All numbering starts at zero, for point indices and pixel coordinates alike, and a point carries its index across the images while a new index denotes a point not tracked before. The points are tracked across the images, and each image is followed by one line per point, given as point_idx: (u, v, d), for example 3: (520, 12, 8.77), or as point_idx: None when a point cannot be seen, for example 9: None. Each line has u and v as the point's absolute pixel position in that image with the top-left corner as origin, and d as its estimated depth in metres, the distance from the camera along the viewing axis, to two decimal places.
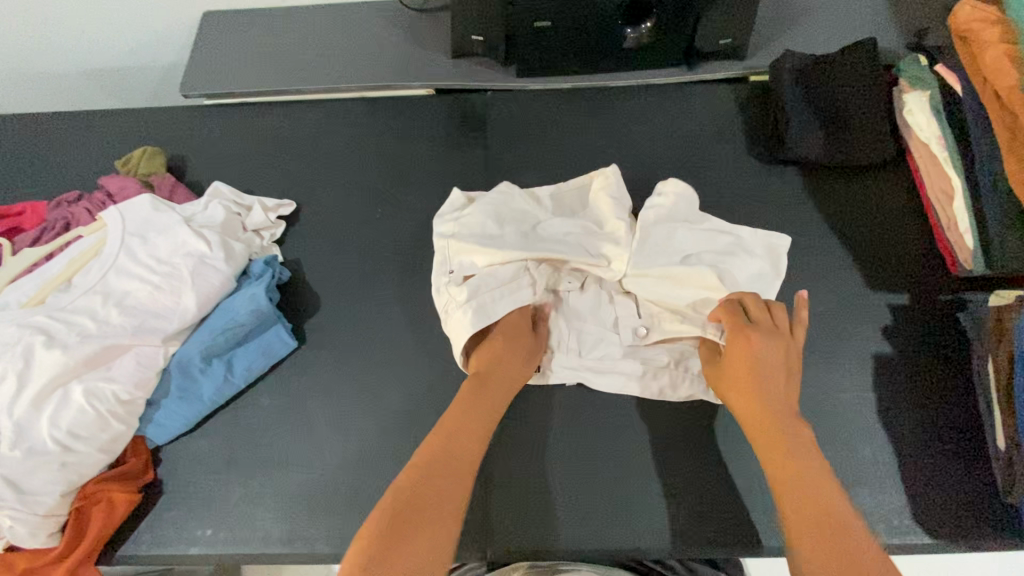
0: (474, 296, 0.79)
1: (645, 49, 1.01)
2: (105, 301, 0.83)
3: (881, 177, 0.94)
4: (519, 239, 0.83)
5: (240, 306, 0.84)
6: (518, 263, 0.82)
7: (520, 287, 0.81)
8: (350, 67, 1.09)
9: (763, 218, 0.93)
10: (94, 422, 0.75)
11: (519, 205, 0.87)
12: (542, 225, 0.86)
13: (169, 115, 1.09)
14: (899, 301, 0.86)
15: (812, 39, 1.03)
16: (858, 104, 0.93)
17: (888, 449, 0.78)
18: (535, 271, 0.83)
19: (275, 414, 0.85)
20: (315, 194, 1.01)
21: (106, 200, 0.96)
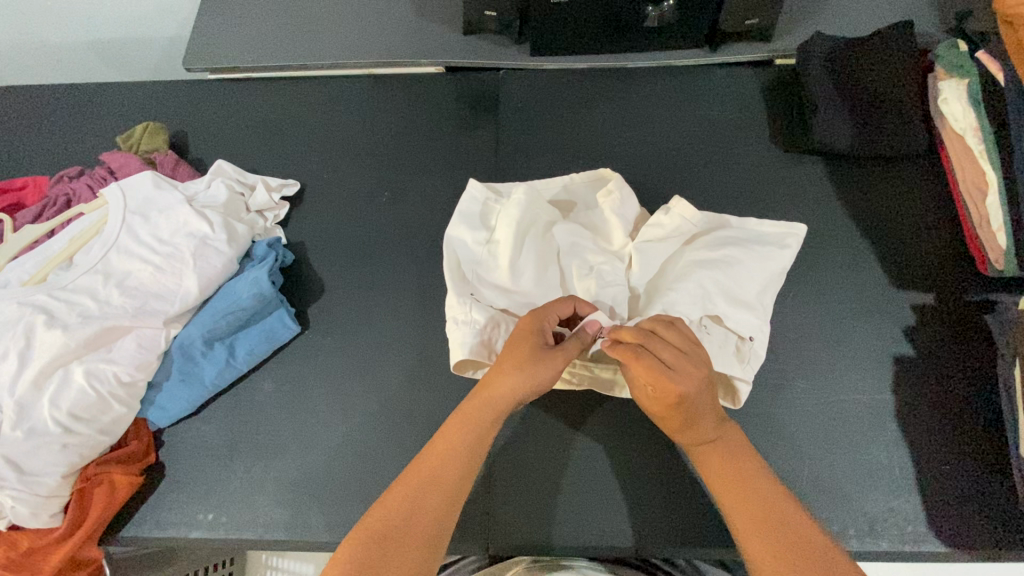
0: (489, 320, 0.75)
1: (667, 29, 0.96)
2: (106, 281, 0.82)
3: (911, 169, 0.90)
4: (525, 244, 0.81)
5: (241, 290, 0.82)
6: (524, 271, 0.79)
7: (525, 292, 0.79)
8: (358, 41, 1.05)
9: (784, 210, 0.90)
10: (95, 404, 0.74)
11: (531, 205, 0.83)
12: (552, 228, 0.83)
13: (172, 89, 1.07)
14: (923, 301, 0.83)
15: (844, 21, 0.97)
16: (889, 93, 0.88)
17: (904, 454, 0.76)
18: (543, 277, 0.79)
19: (277, 400, 0.84)
20: (320, 174, 0.98)
21: (107, 176, 0.94)
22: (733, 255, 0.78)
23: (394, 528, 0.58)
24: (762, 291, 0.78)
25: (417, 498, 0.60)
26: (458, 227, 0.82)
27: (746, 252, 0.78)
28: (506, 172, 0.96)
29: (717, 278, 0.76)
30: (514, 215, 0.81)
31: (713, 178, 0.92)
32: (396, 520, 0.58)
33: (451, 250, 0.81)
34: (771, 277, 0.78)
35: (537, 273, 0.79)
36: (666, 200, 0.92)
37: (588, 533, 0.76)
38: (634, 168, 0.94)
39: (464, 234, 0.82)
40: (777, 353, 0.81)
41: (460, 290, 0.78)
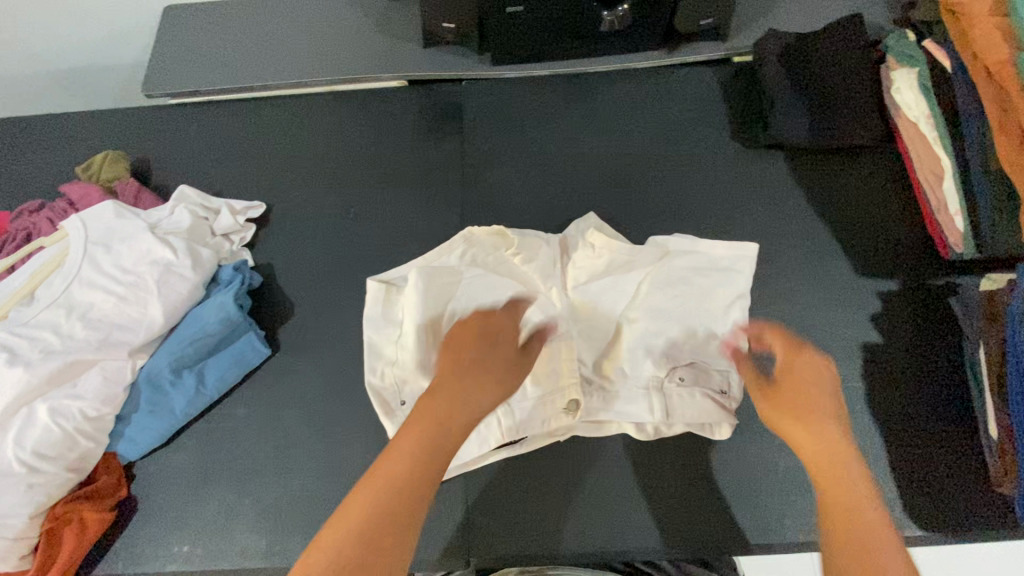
0: None
1: (623, 33, 0.97)
2: (69, 314, 0.81)
3: (869, 158, 0.91)
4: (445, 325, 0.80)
5: (209, 315, 0.81)
6: None
7: None
8: (319, 58, 1.04)
9: (750, 205, 0.90)
10: (62, 441, 0.73)
11: (436, 280, 0.82)
12: (467, 297, 0.82)
13: (133, 115, 1.05)
14: (888, 288, 0.84)
15: (796, 16, 0.99)
16: (842, 85, 0.90)
17: (877, 441, 0.76)
18: None
19: (251, 425, 0.82)
20: (286, 194, 0.97)
21: (68, 208, 0.93)
22: (683, 290, 0.81)
23: (385, 529, 0.51)
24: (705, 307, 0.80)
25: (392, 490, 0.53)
26: (374, 332, 0.82)
27: (701, 285, 0.81)
28: (472, 183, 0.96)
29: (662, 303, 0.81)
30: (419, 304, 0.80)
31: (678, 178, 0.93)
32: (380, 539, 0.50)
33: (377, 364, 0.81)
34: (737, 304, 0.79)
35: None
36: (632, 201, 0.92)
37: (570, 540, 0.75)
38: (599, 172, 0.95)
39: (380, 337, 0.82)
40: None
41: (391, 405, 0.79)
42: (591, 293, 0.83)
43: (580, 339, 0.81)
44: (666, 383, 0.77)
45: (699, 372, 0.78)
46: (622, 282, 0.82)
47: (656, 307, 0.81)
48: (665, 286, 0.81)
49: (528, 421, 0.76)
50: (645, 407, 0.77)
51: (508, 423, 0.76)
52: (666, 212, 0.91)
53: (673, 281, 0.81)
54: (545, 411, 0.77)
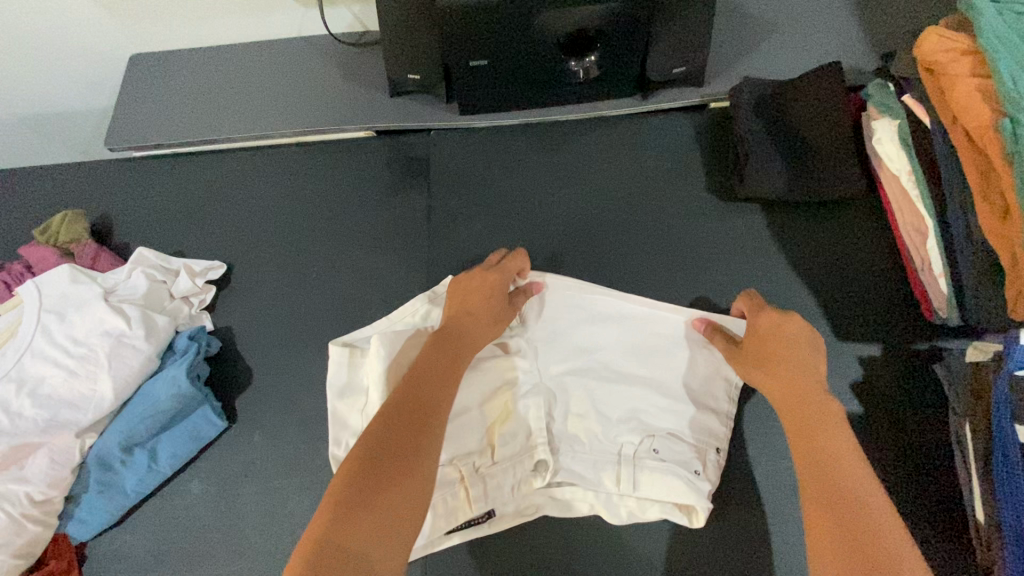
0: None
1: (594, 82, 0.94)
2: (19, 390, 0.78)
3: (850, 212, 0.87)
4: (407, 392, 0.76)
5: (159, 390, 0.78)
6: None
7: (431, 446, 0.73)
8: (284, 109, 1.02)
9: (725, 262, 0.87)
10: (6, 528, 0.71)
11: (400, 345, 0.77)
12: None
13: (96, 169, 1.04)
14: (870, 352, 0.80)
15: (773, 60, 0.96)
16: (819, 136, 0.87)
17: None
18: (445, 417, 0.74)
19: (206, 502, 0.80)
20: (249, 252, 0.95)
21: (25, 272, 0.91)
22: (655, 358, 0.80)
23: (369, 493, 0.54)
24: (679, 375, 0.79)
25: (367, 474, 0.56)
26: (338, 398, 0.78)
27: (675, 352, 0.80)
28: (439, 239, 0.93)
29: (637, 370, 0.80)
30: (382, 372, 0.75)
31: (651, 233, 0.90)
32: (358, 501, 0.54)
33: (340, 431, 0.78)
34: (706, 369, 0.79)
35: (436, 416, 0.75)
36: (603, 258, 0.89)
37: None
38: (570, 226, 0.91)
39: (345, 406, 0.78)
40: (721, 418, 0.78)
41: None
42: (563, 356, 0.81)
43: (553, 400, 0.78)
44: (640, 453, 0.74)
45: (675, 442, 0.75)
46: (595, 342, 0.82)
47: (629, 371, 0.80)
48: (638, 349, 0.81)
49: (498, 488, 0.73)
50: (616, 477, 0.73)
51: (474, 494, 0.72)
52: (639, 269, 0.88)
53: (647, 348, 0.81)
54: (514, 477, 0.73)
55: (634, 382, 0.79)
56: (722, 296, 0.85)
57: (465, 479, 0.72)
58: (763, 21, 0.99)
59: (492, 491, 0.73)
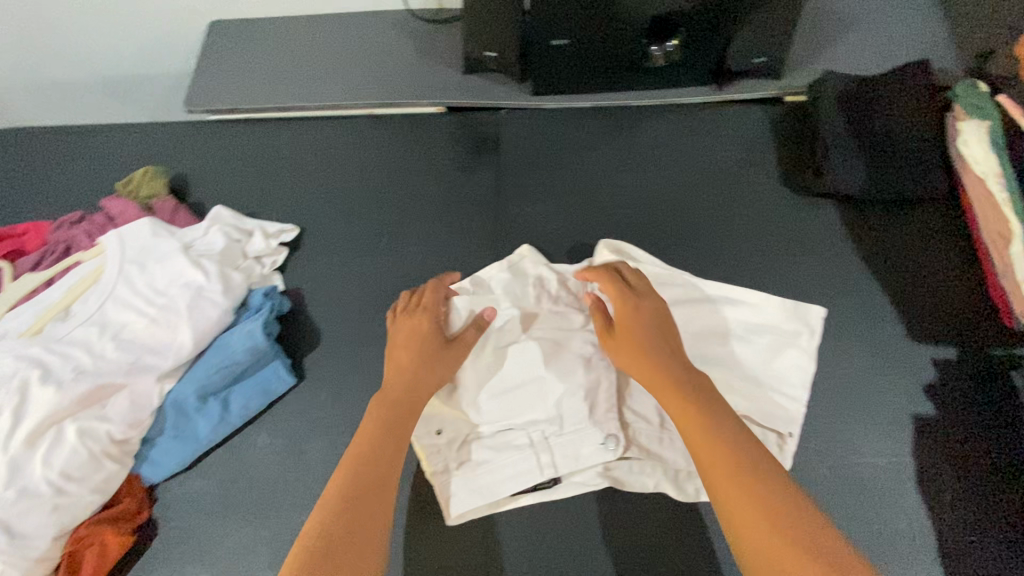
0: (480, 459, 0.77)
1: (672, 68, 0.94)
2: (102, 333, 0.81)
3: (930, 214, 0.86)
4: (483, 360, 0.81)
5: (234, 344, 0.80)
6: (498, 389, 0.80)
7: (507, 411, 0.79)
8: (358, 81, 1.04)
9: (796, 256, 0.86)
10: (87, 463, 0.74)
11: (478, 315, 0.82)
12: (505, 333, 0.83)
13: (175, 131, 1.07)
14: (944, 356, 0.79)
15: (855, 55, 0.94)
16: (900, 137, 0.86)
17: (926, 522, 0.71)
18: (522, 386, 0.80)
19: (272, 455, 0.82)
20: (320, 218, 0.97)
21: (107, 223, 0.94)
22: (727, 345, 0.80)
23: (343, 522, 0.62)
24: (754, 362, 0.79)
25: (359, 522, 0.62)
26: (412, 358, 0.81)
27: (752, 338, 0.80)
28: (508, 216, 0.93)
29: (710, 353, 0.80)
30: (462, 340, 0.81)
31: (721, 222, 0.89)
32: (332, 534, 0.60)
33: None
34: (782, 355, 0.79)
35: (511, 384, 0.80)
36: (672, 244, 0.89)
37: None
38: (639, 210, 0.91)
39: None
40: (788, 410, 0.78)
41: (425, 435, 0.78)
42: None
43: (619, 376, 0.81)
44: None
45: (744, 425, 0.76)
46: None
47: (701, 352, 0.80)
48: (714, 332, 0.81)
49: (567, 458, 0.76)
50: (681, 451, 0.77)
51: (544, 459, 0.76)
52: (707, 256, 0.87)
53: (720, 330, 0.81)
54: (581, 448, 0.77)
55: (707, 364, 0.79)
56: (793, 289, 0.84)
57: (535, 445, 0.77)
58: (846, 17, 0.98)
59: (561, 460, 0.76)
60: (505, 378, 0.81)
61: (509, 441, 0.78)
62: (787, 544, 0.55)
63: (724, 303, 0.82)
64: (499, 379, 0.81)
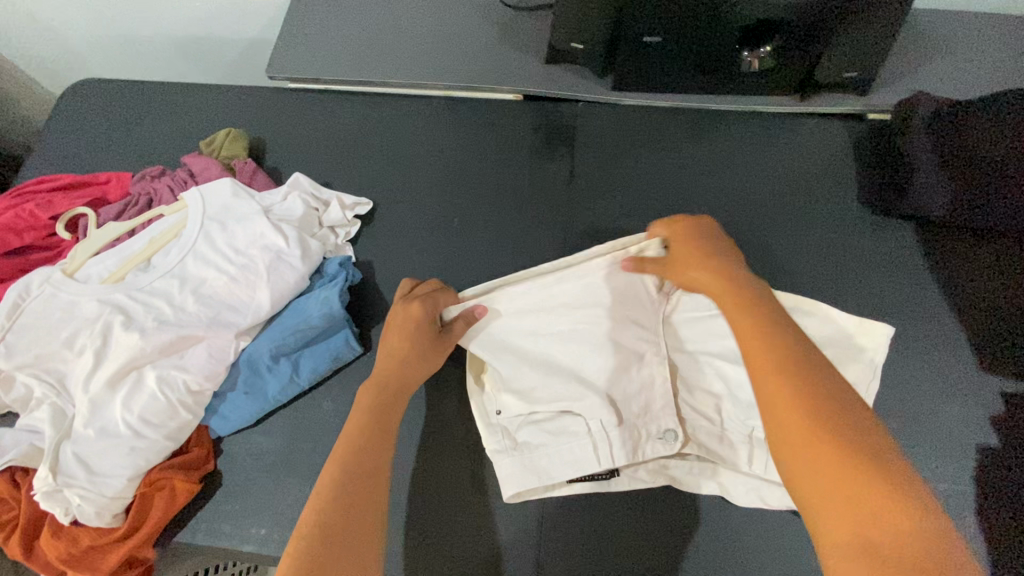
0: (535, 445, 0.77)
1: (758, 76, 0.94)
2: (182, 287, 0.83)
3: (1013, 245, 0.85)
4: (543, 347, 0.81)
5: (310, 308, 0.83)
6: (558, 376, 0.79)
7: (565, 398, 0.78)
8: (440, 61, 1.05)
9: (871, 274, 0.86)
10: (164, 410, 0.76)
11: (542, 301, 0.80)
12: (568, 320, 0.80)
13: (256, 96, 1.09)
14: (1014, 389, 0.78)
15: (946, 79, 0.93)
16: (994, 161, 0.83)
17: (985, 552, 0.71)
18: (581, 374, 0.79)
19: (336, 421, 0.84)
20: (393, 194, 0.98)
21: (188, 179, 0.96)
22: None
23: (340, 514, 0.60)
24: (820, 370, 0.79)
25: (352, 505, 0.61)
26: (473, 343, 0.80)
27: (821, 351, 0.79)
28: (580, 208, 0.94)
29: None
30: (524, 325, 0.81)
31: (794, 233, 0.89)
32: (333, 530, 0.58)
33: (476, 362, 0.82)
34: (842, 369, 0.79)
35: (570, 371, 0.79)
36: (744, 251, 0.89)
37: None
38: (712, 214, 0.91)
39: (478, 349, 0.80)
40: None
41: (485, 418, 0.80)
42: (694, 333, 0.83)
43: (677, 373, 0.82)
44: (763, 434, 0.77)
45: None
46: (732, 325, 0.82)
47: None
48: None
49: (628, 449, 0.75)
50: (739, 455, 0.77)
51: (603, 451, 0.75)
52: (779, 267, 0.87)
53: None
54: (642, 441, 0.76)
55: None
56: (863, 307, 0.84)
57: (595, 437, 0.75)
58: (939, 39, 0.96)
59: (621, 454, 0.75)
60: (565, 365, 0.80)
61: (567, 429, 0.77)
62: (846, 455, 0.47)
63: (794, 311, 0.81)
64: (558, 366, 0.80)
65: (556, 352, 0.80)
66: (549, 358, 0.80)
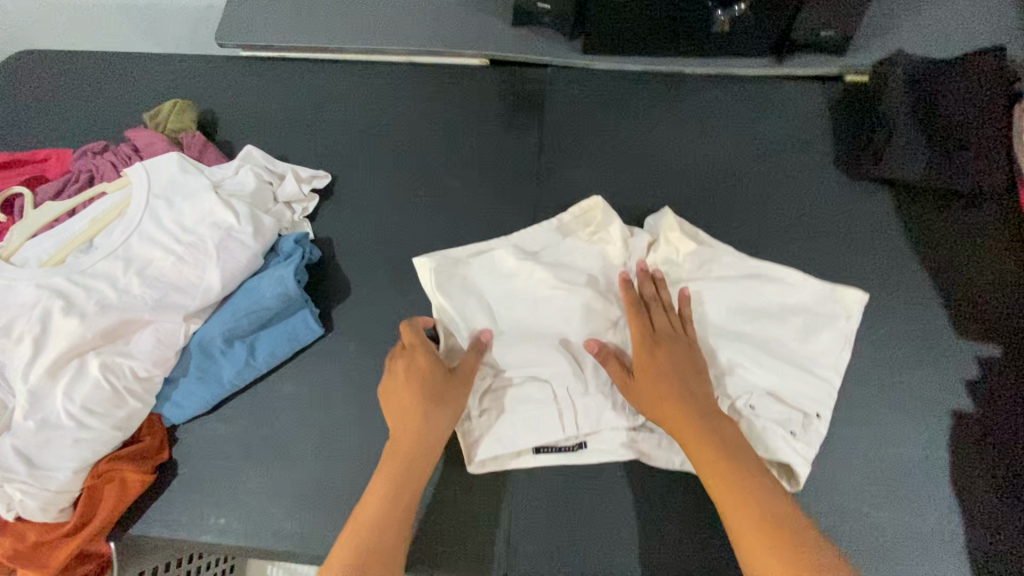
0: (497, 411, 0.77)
1: (732, 35, 0.89)
2: (127, 268, 0.78)
3: (989, 208, 0.83)
4: (510, 313, 0.80)
5: (265, 287, 0.78)
6: (523, 342, 0.79)
7: (529, 364, 0.78)
8: (399, 25, 0.99)
9: (847, 241, 0.83)
10: (109, 399, 0.72)
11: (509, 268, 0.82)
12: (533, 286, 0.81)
13: (205, 65, 1.02)
14: (988, 354, 0.77)
15: (925, 37, 0.90)
16: (968, 124, 0.82)
17: (957, 518, 0.71)
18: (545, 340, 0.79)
19: (296, 405, 0.80)
20: (353, 167, 0.93)
21: (132, 155, 0.90)
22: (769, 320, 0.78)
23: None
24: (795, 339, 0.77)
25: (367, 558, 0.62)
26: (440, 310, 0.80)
27: (795, 318, 0.77)
28: (548, 178, 0.90)
29: (745, 326, 0.78)
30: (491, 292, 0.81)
31: (769, 200, 0.86)
32: None
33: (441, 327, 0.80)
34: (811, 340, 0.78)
35: (535, 335, 0.79)
36: (717, 219, 0.86)
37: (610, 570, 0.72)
38: (685, 182, 0.88)
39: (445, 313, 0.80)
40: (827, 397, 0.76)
41: None
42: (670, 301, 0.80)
43: None
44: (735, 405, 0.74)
45: (775, 404, 0.74)
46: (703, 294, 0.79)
47: (734, 330, 0.78)
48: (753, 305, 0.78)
49: (591, 415, 0.76)
50: None
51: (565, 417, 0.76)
52: (754, 236, 0.84)
53: (761, 305, 0.78)
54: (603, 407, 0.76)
55: (741, 337, 0.77)
56: (838, 274, 0.82)
57: (558, 401, 0.76)
58: None
59: (581, 420, 0.76)
60: (529, 332, 0.80)
61: (529, 397, 0.77)
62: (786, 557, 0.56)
63: (768, 279, 0.79)
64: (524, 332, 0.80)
65: (522, 319, 0.80)
66: (515, 324, 0.80)
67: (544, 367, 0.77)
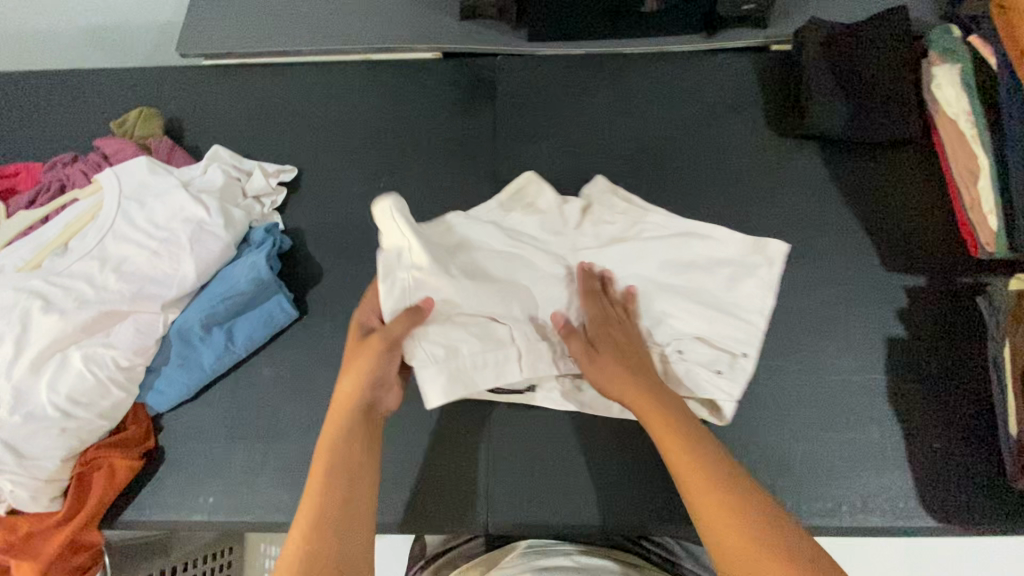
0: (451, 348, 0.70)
1: (663, 15, 0.97)
2: (102, 266, 0.81)
3: (905, 154, 0.91)
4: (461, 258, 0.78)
5: (237, 275, 0.82)
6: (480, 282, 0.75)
7: (486, 305, 0.74)
8: (354, 26, 1.04)
9: (781, 193, 0.90)
10: (93, 389, 0.74)
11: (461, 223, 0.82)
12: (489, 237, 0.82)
13: (168, 75, 1.06)
14: (915, 284, 0.84)
15: (837, 7, 0.99)
16: (882, 80, 0.89)
17: (897, 433, 0.77)
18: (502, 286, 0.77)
19: (275, 385, 0.84)
20: (318, 160, 0.98)
21: (102, 162, 0.93)
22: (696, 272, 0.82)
23: None
24: (724, 288, 0.81)
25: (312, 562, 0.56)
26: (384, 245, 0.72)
27: (723, 270, 0.82)
28: (504, 156, 0.95)
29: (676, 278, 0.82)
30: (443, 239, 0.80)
31: (708, 162, 0.93)
32: None
33: (387, 254, 0.72)
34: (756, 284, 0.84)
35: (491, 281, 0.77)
36: (662, 182, 0.92)
37: (581, 510, 0.77)
38: (631, 151, 0.94)
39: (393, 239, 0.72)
40: (772, 334, 0.82)
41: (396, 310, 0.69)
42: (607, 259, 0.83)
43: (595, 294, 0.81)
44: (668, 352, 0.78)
45: (703, 346, 0.79)
46: (638, 250, 0.83)
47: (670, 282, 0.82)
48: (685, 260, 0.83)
49: (546, 361, 0.75)
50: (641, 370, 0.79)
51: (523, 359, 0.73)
52: (696, 195, 0.91)
53: (693, 258, 0.83)
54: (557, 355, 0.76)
55: (674, 288, 0.81)
56: (775, 224, 0.88)
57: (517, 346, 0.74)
58: None
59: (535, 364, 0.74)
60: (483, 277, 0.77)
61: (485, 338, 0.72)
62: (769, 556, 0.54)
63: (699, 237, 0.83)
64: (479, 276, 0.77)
65: (475, 266, 0.78)
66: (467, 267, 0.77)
67: (507, 313, 0.75)
